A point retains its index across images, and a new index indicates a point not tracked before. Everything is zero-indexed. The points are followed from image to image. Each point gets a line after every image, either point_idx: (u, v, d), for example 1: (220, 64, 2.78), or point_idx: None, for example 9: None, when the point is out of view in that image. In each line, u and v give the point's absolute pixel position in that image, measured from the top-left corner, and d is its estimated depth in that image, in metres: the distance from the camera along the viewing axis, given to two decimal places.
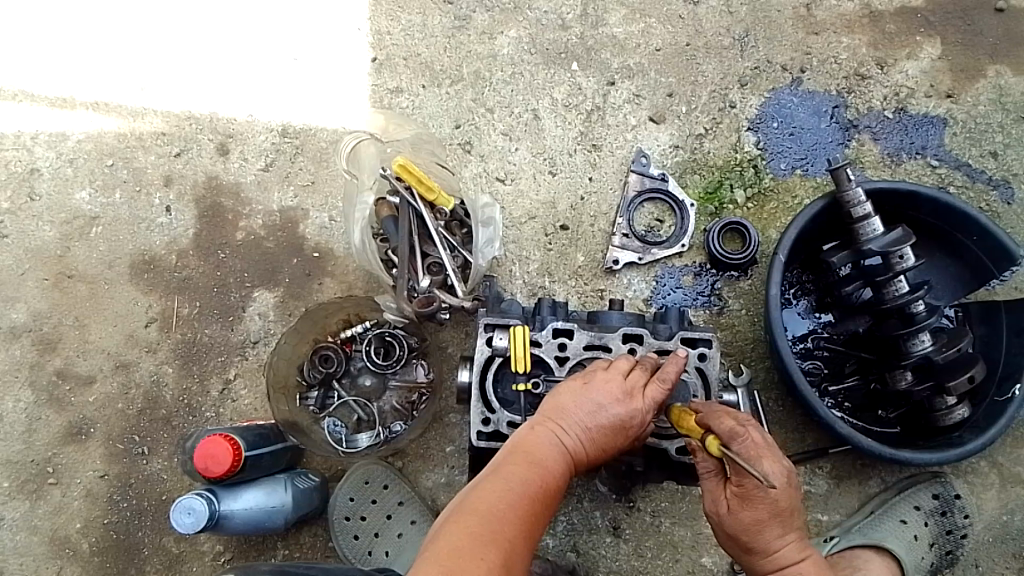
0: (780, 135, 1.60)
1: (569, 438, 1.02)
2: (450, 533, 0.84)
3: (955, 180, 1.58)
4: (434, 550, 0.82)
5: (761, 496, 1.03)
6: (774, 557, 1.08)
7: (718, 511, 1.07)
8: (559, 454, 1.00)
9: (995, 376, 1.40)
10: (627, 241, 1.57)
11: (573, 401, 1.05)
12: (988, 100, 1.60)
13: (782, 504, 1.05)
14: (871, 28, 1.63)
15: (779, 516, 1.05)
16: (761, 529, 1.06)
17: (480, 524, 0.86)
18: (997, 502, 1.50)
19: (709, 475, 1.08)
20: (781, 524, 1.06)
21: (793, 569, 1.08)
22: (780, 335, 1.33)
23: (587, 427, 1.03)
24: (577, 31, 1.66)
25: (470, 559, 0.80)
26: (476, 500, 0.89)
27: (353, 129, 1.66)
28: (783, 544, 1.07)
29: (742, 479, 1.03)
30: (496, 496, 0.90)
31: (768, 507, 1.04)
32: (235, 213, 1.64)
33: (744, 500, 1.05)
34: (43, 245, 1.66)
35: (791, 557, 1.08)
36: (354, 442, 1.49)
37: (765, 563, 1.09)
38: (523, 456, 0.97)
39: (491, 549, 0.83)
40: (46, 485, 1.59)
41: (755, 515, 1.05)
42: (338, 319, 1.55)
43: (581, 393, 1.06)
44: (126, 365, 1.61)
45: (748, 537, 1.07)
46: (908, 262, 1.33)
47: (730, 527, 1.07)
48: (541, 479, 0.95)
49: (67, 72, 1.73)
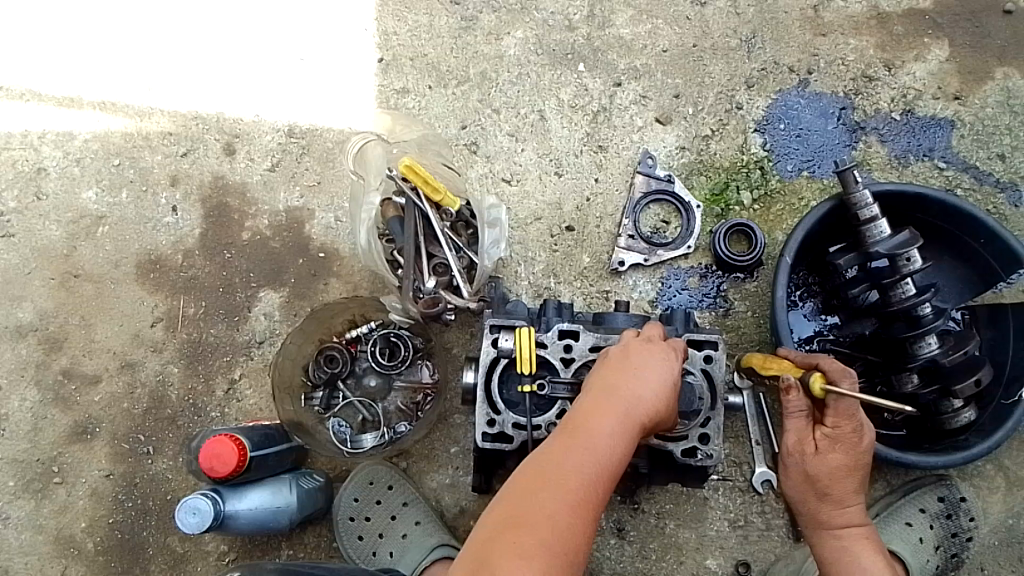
0: (787, 136, 1.60)
1: (624, 413, 0.95)
2: (490, 534, 0.82)
3: (962, 183, 1.57)
4: (472, 554, 0.81)
5: (852, 441, 1.14)
6: (843, 512, 1.16)
7: (803, 451, 1.16)
8: (618, 434, 0.93)
9: (1001, 379, 1.39)
10: (633, 242, 1.57)
11: (623, 380, 0.99)
12: (995, 102, 1.60)
13: (863, 458, 1.15)
14: (879, 29, 1.63)
15: (859, 468, 1.15)
16: (840, 478, 1.15)
17: (524, 522, 0.82)
18: (1003, 505, 1.49)
19: (798, 415, 1.17)
20: (856, 480, 1.16)
21: (858, 530, 1.16)
22: (786, 338, 1.33)
23: (640, 407, 0.96)
24: (584, 32, 1.66)
25: (512, 562, 0.78)
26: (519, 494, 0.85)
27: (359, 130, 1.66)
28: (852, 501, 1.16)
29: (839, 420, 1.13)
30: (543, 488, 0.86)
31: (854, 455, 1.14)
32: (241, 213, 1.64)
33: (834, 443, 1.14)
34: (49, 245, 1.66)
35: (857, 516, 1.17)
36: (359, 442, 1.51)
37: (833, 518, 1.17)
38: (573, 437, 0.91)
39: (535, 549, 0.80)
40: (52, 484, 1.59)
41: (839, 462, 1.14)
42: (344, 319, 1.55)
43: (628, 374, 1.00)
44: (132, 364, 1.61)
45: (828, 484, 1.15)
46: (916, 264, 1.32)
47: (813, 468, 1.15)
48: (595, 463, 0.89)
49: (75, 72, 1.73)
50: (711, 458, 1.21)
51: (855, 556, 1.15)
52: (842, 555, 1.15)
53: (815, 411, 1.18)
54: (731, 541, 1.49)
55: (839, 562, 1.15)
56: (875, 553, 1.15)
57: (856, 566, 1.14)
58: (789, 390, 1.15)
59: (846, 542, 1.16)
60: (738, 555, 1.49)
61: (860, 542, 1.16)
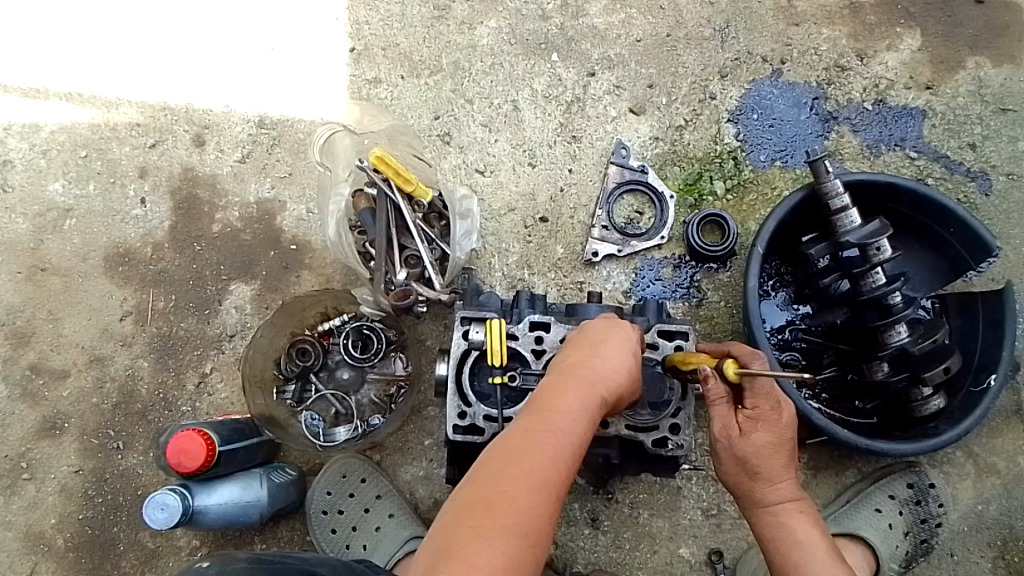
0: (760, 126, 1.60)
1: (589, 394, 0.94)
2: (453, 524, 0.83)
3: (934, 172, 1.58)
4: (434, 544, 0.82)
5: (774, 418, 1.06)
6: (775, 489, 1.09)
7: (728, 435, 1.07)
8: (582, 415, 0.92)
9: (971, 367, 1.40)
10: (607, 233, 1.57)
11: (588, 363, 0.98)
12: (967, 92, 1.60)
13: (789, 434, 1.08)
14: (852, 19, 1.63)
15: (785, 444, 1.07)
16: (768, 457, 1.07)
17: (485, 510, 0.82)
18: (973, 492, 1.51)
19: (720, 402, 1.06)
20: (784, 455, 1.08)
21: (792, 505, 1.10)
22: (758, 327, 1.33)
23: (603, 389, 0.96)
24: (557, 22, 1.65)
25: (470, 551, 0.79)
26: (480, 481, 0.85)
27: (329, 120, 1.65)
28: (783, 477, 1.09)
29: (758, 400, 1.06)
30: (504, 474, 0.85)
31: (778, 432, 1.06)
32: (211, 204, 1.62)
33: (757, 422, 1.06)
34: (15, 237, 1.64)
35: (791, 491, 1.10)
36: (332, 436, 1.49)
37: (766, 496, 1.09)
38: (534, 422, 0.91)
39: (494, 538, 0.81)
40: (21, 480, 1.57)
41: (766, 439, 1.06)
42: (315, 312, 1.54)
43: (589, 357, 0.99)
44: (101, 359, 1.59)
45: (757, 464, 1.07)
46: (886, 253, 1.33)
47: (742, 451, 1.07)
48: (557, 446, 0.88)
49: (40, 61, 1.70)
50: (682, 447, 1.21)
51: (791, 531, 1.09)
52: (780, 532, 1.09)
53: (733, 395, 1.09)
54: (704, 530, 1.50)
55: (778, 540, 1.09)
56: (813, 526, 1.09)
57: (794, 542, 1.08)
58: (706, 379, 1.04)
59: (782, 517, 1.09)
60: (710, 543, 1.50)
61: (796, 517, 1.09)
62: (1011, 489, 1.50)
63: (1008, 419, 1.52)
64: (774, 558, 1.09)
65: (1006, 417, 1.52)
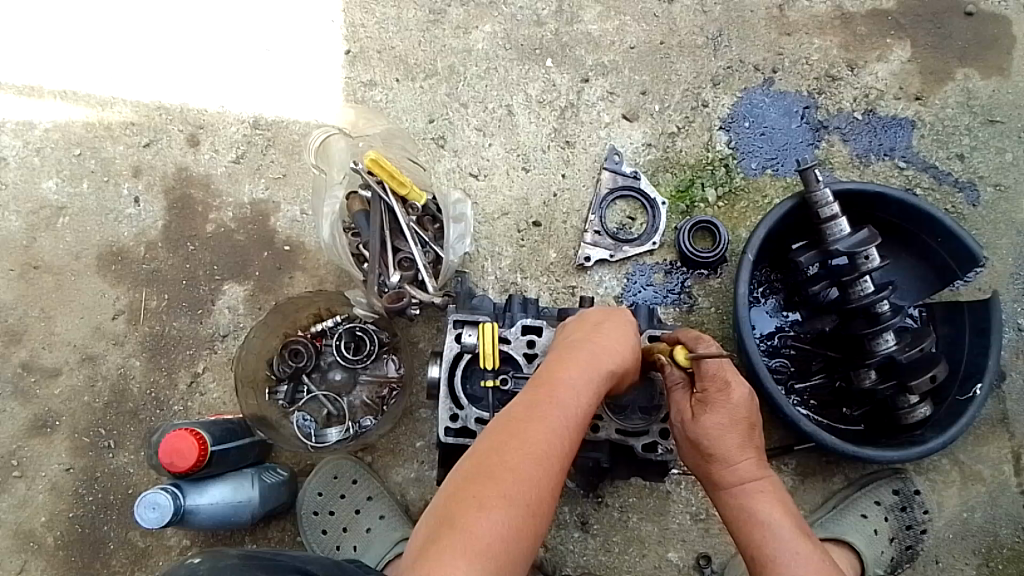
0: (751, 134, 1.61)
1: (590, 372, 0.98)
2: (453, 494, 0.86)
3: (922, 182, 1.60)
4: (436, 512, 0.85)
5: (722, 399, 1.07)
6: (734, 471, 1.08)
7: (682, 419, 1.11)
8: (582, 392, 0.95)
9: (957, 376, 1.42)
10: (599, 238, 1.58)
11: (589, 344, 1.02)
12: (955, 103, 1.62)
13: (741, 413, 1.08)
14: (843, 30, 1.65)
15: (739, 425, 1.08)
16: (722, 438, 1.07)
17: (484, 480, 0.86)
18: (957, 499, 1.53)
19: (676, 387, 1.13)
20: (741, 437, 1.08)
21: (754, 486, 1.08)
22: (748, 333, 1.34)
23: (604, 367, 0.99)
24: (552, 27, 1.66)
25: (469, 518, 0.82)
26: (481, 454, 0.89)
27: (324, 122, 1.65)
28: (741, 458, 1.08)
29: (706, 382, 1.09)
30: (504, 448, 0.88)
31: (729, 413, 1.07)
32: (205, 205, 1.62)
33: (707, 405, 1.08)
34: (8, 235, 1.64)
35: (753, 473, 1.08)
36: (323, 436, 1.50)
37: (725, 478, 1.09)
38: (537, 398, 0.94)
39: (492, 507, 0.83)
40: (11, 478, 1.57)
41: (715, 420, 1.07)
42: (308, 313, 1.54)
43: (589, 337, 1.03)
44: (92, 358, 1.59)
45: (709, 445, 1.08)
46: (874, 262, 1.35)
47: (694, 434, 1.09)
48: (558, 422, 0.92)
49: (34, 59, 1.70)
50: (670, 452, 1.22)
51: (754, 513, 1.06)
52: (743, 514, 1.07)
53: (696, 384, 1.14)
54: (692, 535, 1.51)
55: (741, 523, 1.07)
56: (779, 507, 1.07)
57: (757, 523, 1.05)
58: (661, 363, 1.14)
59: (743, 499, 1.07)
60: (699, 547, 1.51)
61: (759, 498, 1.07)
62: (996, 497, 1.52)
63: (993, 427, 1.54)
64: (741, 542, 1.06)
65: (992, 424, 1.54)
